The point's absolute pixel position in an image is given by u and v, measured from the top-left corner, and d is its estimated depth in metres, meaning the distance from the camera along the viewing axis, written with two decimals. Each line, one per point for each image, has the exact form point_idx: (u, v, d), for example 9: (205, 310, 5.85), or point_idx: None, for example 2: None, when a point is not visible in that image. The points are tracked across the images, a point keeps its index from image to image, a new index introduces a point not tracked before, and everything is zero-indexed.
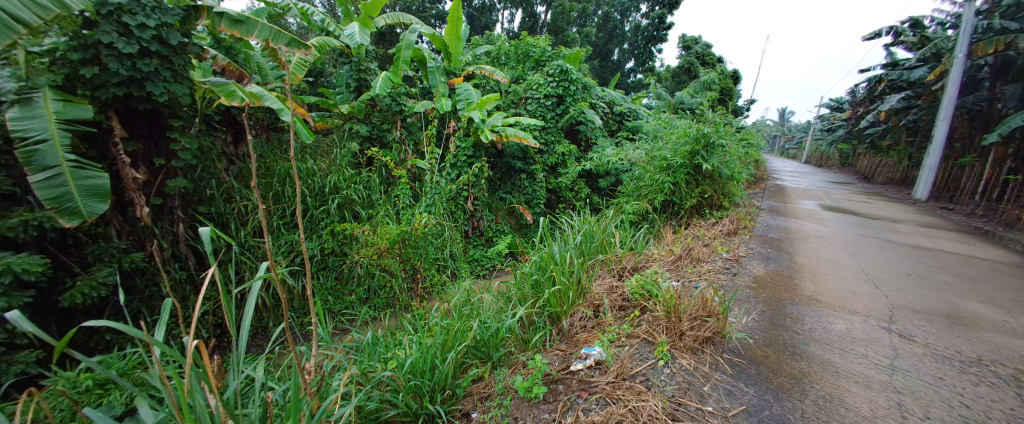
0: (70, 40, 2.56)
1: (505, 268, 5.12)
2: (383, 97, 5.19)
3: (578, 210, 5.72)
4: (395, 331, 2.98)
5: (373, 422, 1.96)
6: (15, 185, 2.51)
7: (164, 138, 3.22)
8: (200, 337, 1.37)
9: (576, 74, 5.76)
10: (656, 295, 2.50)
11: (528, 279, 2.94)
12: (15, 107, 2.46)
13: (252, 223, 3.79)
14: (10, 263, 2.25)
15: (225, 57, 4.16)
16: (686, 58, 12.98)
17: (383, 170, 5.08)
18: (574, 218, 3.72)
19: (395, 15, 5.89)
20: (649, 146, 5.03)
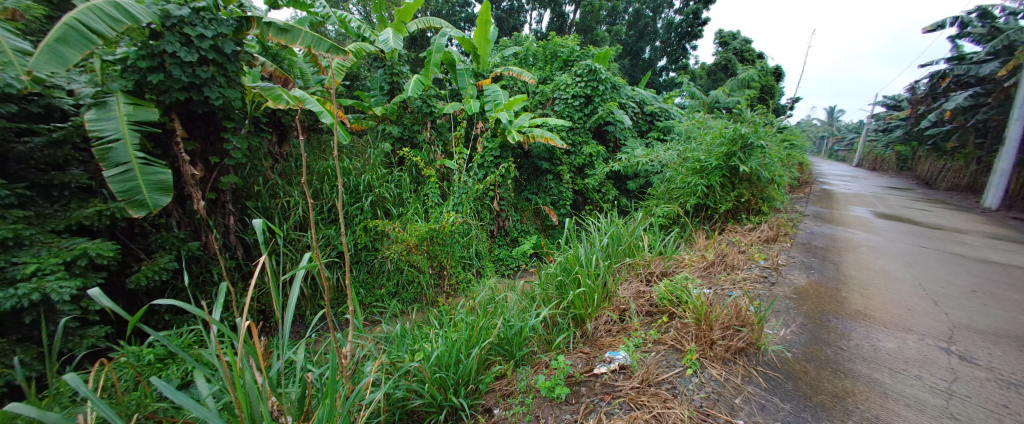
0: (140, 50, 2.79)
1: (530, 269, 5.08)
2: (414, 99, 5.28)
3: (605, 211, 5.63)
4: (422, 325, 3.03)
5: (399, 410, 2.01)
6: (92, 179, 2.80)
7: (219, 138, 3.40)
8: (250, 321, 1.50)
9: (604, 73, 5.65)
10: (686, 301, 2.42)
11: (552, 280, 2.89)
12: (92, 108, 2.68)
13: (295, 217, 3.96)
14: (86, 248, 2.45)
15: (272, 63, 4.34)
16: (723, 54, 12.50)
17: (414, 170, 5.17)
18: (602, 219, 3.66)
19: (426, 19, 5.97)
20: (681, 146, 4.88)
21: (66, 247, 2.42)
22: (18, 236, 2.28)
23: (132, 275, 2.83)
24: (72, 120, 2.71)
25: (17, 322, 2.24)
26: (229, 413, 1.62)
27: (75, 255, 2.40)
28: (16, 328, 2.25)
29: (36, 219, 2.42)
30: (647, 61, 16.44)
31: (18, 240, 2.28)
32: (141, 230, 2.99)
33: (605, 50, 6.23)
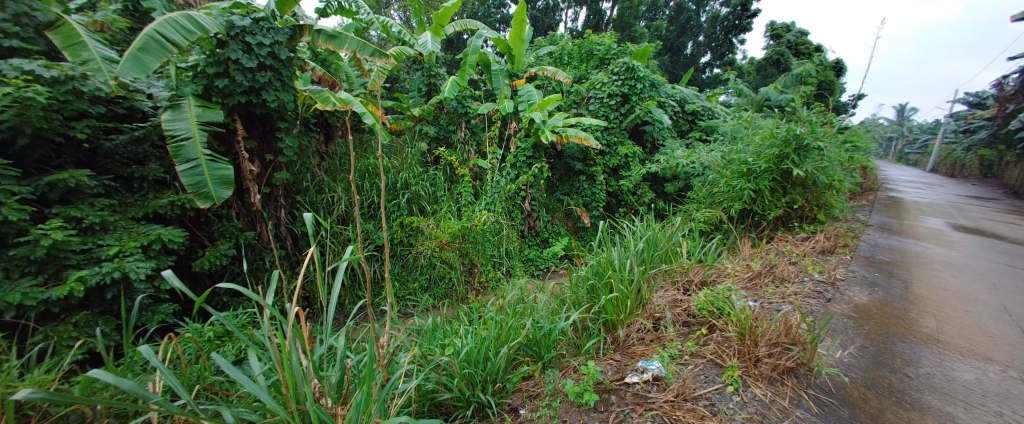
0: (209, 57, 3.13)
1: (560, 271, 5.00)
2: (450, 100, 5.36)
3: (641, 214, 5.48)
4: (452, 320, 3.07)
5: (428, 402, 2.01)
6: (167, 172, 3.12)
7: (274, 137, 3.72)
8: (298, 306, 1.57)
9: (643, 71, 5.46)
10: (728, 314, 2.30)
11: (583, 284, 2.82)
12: (168, 110, 2.99)
13: (337, 212, 4.13)
14: (160, 234, 2.78)
15: (321, 68, 4.55)
16: (776, 48, 11.74)
17: (448, 169, 5.24)
18: (638, 223, 3.55)
19: (463, 21, 6.04)
20: (726, 147, 4.63)
21: (144, 233, 2.75)
22: (105, 222, 2.62)
23: (197, 259, 3.14)
24: (151, 121, 3.04)
25: (101, 297, 2.57)
26: (275, 391, 1.70)
27: (150, 240, 2.72)
28: (99, 302, 2.57)
29: (119, 208, 2.77)
30: (691, 57, 15.75)
31: (104, 225, 2.63)
32: (207, 219, 3.30)
33: (644, 47, 6.02)
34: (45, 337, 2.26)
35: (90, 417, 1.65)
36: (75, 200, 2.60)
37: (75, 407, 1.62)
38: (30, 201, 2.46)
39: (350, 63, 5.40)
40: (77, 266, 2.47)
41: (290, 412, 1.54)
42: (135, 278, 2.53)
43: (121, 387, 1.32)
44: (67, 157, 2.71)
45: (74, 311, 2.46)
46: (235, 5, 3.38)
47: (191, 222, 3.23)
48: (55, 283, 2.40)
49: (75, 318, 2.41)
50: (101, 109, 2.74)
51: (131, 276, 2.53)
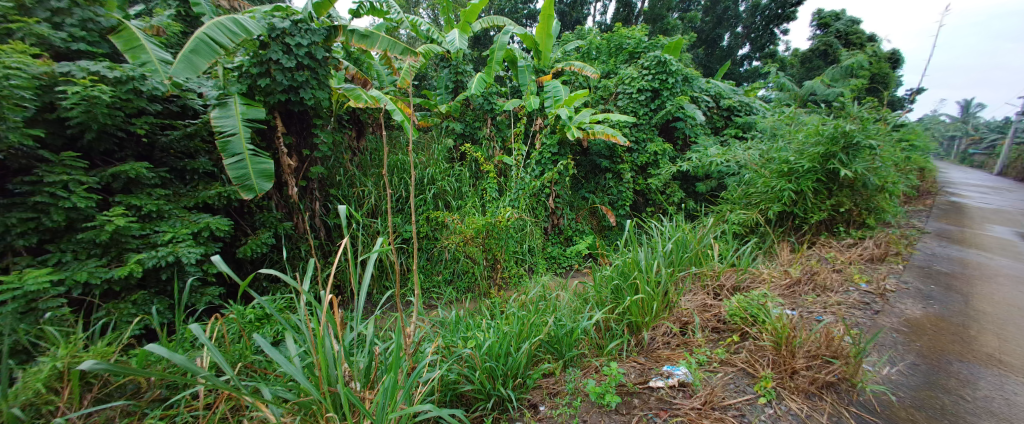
0: (253, 59, 3.36)
1: (582, 270, 4.92)
2: (476, 97, 5.38)
3: (670, 214, 5.32)
4: (474, 314, 3.09)
5: (449, 393, 2.00)
6: (215, 167, 3.42)
7: (309, 133, 3.91)
8: (331, 294, 1.67)
9: (676, 64, 5.25)
10: (763, 321, 2.21)
11: (607, 283, 2.76)
12: (216, 108, 3.17)
13: (367, 205, 4.24)
14: (209, 223, 2.96)
15: (354, 66, 4.68)
16: (822, 38, 10.92)
17: (473, 165, 5.26)
18: (666, 223, 3.45)
19: (489, 18, 6.02)
20: (764, 146, 4.46)
21: (195, 221, 2.95)
22: (160, 210, 2.85)
23: (241, 247, 3.33)
24: (201, 118, 3.27)
25: (157, 279, 2.78)
26: (310, 372, 1.78)
27: (199, 227, 2.91)
28: (156, 282, 2.79)
29: (172, 198, 3.02)
30: (727, 50, 15.07)
31: (160, 213, 2.87)
32: (251, 209, 3.53)
33: (677, 40, 5.80)
34: (107, 313, 2.46)
35: (145, 387, 1.87)
36: (134, 189, 2.84)
37: (133, 377, 1.84)
38: (96, 191, 2.72)
39: (381, 61, 5.52)
40: (136, 249, 2.68)
41: (322, 393, 1.63)
42: (186, 262, 2.70)
43: (174, 361, 1.41)
44: (128, 150, 2.95)
45: (132, 291, 2.67)
46: (277, 7, 3.52)
47: (236, 211, 3.46)
48: (117, 264, 2.60)
49: (134, 297, 2.61)
50: (157, 107, 2.99)
51: (182, 260, 2.71)
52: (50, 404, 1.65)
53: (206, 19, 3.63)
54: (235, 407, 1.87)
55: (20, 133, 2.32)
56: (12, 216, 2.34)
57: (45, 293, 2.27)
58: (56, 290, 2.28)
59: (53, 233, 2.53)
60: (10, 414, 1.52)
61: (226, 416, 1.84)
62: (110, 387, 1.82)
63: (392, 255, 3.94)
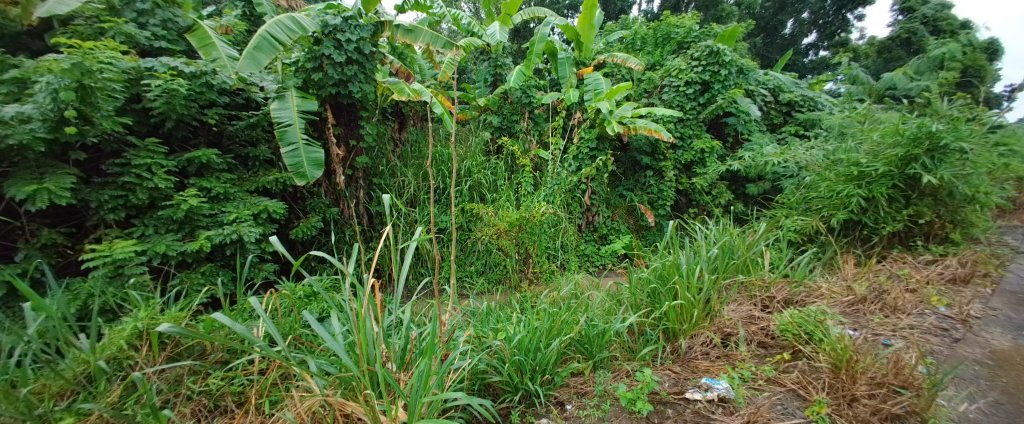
0: (307, 55, 3.53)
1: (616, 270, 4.78)
2: (514, 90, 5.37)
3: (713, 215, 5.06)
4: (505, 307, 3.09)
5: (478, 383, 2.00)
6: (273, 154, 3.60)
7: (356, 124, 4.06)
8: (373, 279, 1.75)
9: (730, 55, 4.93)
10: (820, 340, 2.06)
11: (644, 286, 2.66)
12: (276, 101, 3.37)
13: (407, 194, 4.35)
14: (267, 206, 3.17)
15: (399, 60, 4.81)
16: (904, 23, 9.16)
17: (510, 158, 5.23)
18: (711, 226, 3.27)
19: (531, 9, 5.93)
20: (830, 145, 4.12)
21: (255, 203, 3.19)
22: (227, 192, 3.13)
23: (293, 228, 3.56)
24: (262, 110, 3.49)
25: (223, 253, 3.04)
26: (352, 350, 1.86)
27: (259, 210, 3.14)
28: (222, 256, 3.05)
29: (237, 182, 3.30)
30: (789, 38, 14.04)
31: (227, 195, 3.15)
32: (302, 194, 3.75)
33: (732, 29, 5.42)
34: (181, 281, 2.76)
35: (209, 349, 2.09)
36: (205, 174, 3.14)
37: (198, 341, 2.07)
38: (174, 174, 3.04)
39: (423, 56, 5.60)
40: (206, 227, 2.97)
41: (361, 372, 1.70)
42: (246, 240, 2.92)
43: (235, 330, 1.50)
44: (201, 138, 3.27)
45: (202, 263, 2.96)
46: (328, 4, 3.65)
47: (290, 196, 3.70)
48: (190, 239, 2.90)
49: (204, 268, 2.90)
50: (226, 99, 3.26)
51: (243, 238, 2.94)
52: (131, 358, 1.92)
53: (268, 18, 3.87)
54: (284, 375, 2.02)
55: (112, 121, 2.66)
56: (106, 193, 2.68)
57: (130, 261, 2.61)
58: (139, 259, 2.62)
59: (139, 209, 2.87)
60: (96, 367, 1.79)
61: (277, 384, 2.00)
62: (180, 348, 2.06)
63: (428, 244, 4.02)
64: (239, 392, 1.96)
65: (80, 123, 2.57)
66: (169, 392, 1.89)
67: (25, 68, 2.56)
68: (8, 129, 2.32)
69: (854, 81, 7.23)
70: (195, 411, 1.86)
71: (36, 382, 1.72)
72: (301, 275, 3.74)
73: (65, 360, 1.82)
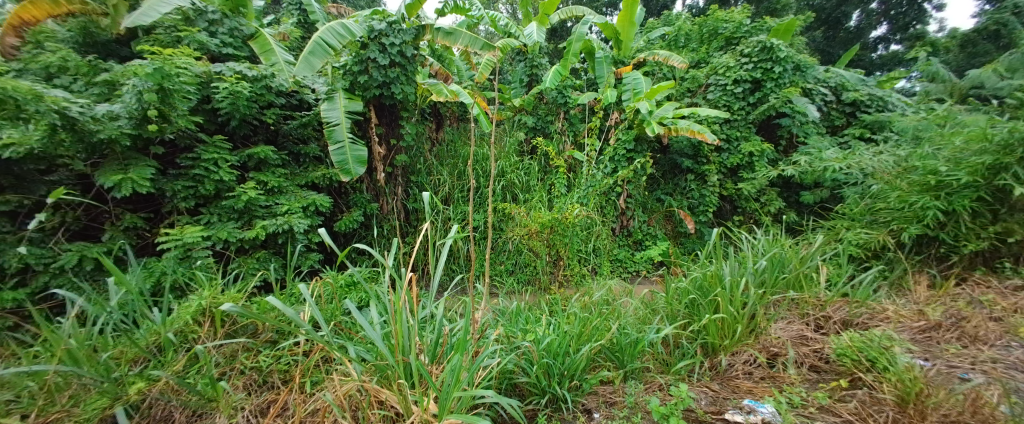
0: (354, 58, 3.68)
1: (651, 277, 4.62)
2: (550, 90, 5.34)
3: (759, 222, 4.77)
4: (535, 308, 3.06)
5: (505, 383, 1.98)
6: (322, 151, 3.77)
7: (397, 124, 4.17)
8: (410, 273, 1.82)
9: (785, 51, 4.61)
10: (885, 368, 1.88)
11: (682, 296, 2.54)
12: (326, 102, 3.53)
13: (443, 192, 4.42)
14: (315, 201, 3.32)
15: (438, 62, 4.90)
16: (993, 14, 8.18)
17: (543, 159, 5.19)
18: (759, 236, 3.08)
19: (569, 8, 5.86)
20: (897, 151, 3.78)
21: (304, 197, 3.35)
22: (280, 186, 3.32)
23: (337, 221, 3.72)
24: (313, 110, 3.66)
25: (275, 242, 3.21)
26: (388, 339, 1.92)
27: (308, 203, 3.30)
28: (274, 244, 3.22)
29: (289, 177, 3.49)
30: (854, 31, 11.26)
31: (280, 189, 3.33)
32: (346, 189, 3.91)
33: (787, 22, 5.08)
34: (239, 265, 2.96)
35: (261, 329, 2.20)
36: (263, 168, 3.35)
37: (252, 321, 2.16)
38: (236, 168, 3.28)
39: (461, 58, 5.69)
40: (262, 217, 3.15)
41: (396, 360, 1.75)
42: (296, 230, 3.07)
43: (286, 313, 1.57)
44: (261, 135, 3.50)
45: (257, 249, 3.13)
46: (374, 11, 3.85)
47: (335, 191, 3.86)
48: (247, 227, 3.09)
49: (259, 254, 3.08)
50: (282, 100, 3.49)
51: (293, 228, 3.09)
52: (195, 332, 2.07)
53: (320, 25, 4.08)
54: (325, 358, 2.10)
55: (186, 119, 2.92)
56: (178, 184, 2.93)
57: (197, 245, 2.83)
58: (205, 243, 2.83)
59: (206, 199, 3.11)
60: (166, 339, 1.95)
61: (318, 365, 2.07)
62: (236, 326, 2.18)
63: (461, 243, 4.05)
64: (285, 371, 2.06)
65: (159, 121, 2.87)
66: (225, 366, 2.03)
67: (115, 72, 2.87)
68: (100, 126, 2.65)
69: (933, 78, 6.45)
70: (247, 385, 1.98)
71: (115, 349, 1.91)
72: (344, 265, 3.88)
73: (139, 330, 2.00)
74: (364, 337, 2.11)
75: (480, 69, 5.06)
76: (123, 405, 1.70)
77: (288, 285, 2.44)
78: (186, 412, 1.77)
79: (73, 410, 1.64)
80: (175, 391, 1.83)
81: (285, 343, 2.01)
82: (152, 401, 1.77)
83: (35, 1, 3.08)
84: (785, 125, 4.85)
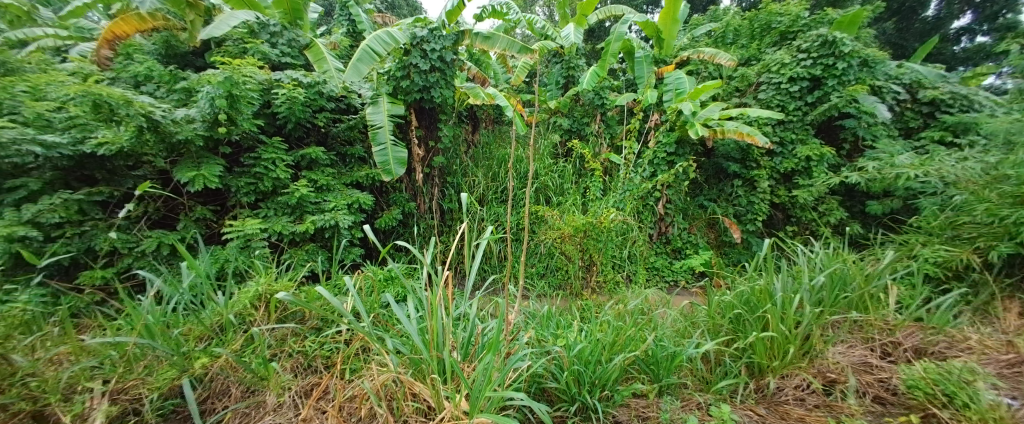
0: (398, 64, 3.80)
1: (690, 288, 4.40)
2: (587, 92, 5.26)
3: (813, 231, 4.45)
4: (567, 313, 3.00)
5: (534, 387, 1.94)
6: (366, 152, 3.89)
7: (435, 126, 4.24)
8: (447, 271, 1.83)
9: (849, 46, 4.26)
10: (969, 406, 1.67)
11: (727, 311, 2.41)
12: (371, 106, 3.65)
13: (478, 193, 4.45)
14: (358, 199, 3.43)
15: (476, 66, 4.95)
16: None
17: (578, 161, 5.10)
18: (816, 248, 2.85)
19: (608, 7, 5.74)
20: (981, 156, 3.39)
21: (350, 194, 3.48)
22: (328, 184, 3.47)
23: (378, 219, 3.84)
24: (360, 114, 3.79)
25: (323, 236, 3.35)
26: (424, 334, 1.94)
27: (353, 200, 3.41)
28: (322, 238, 3.37)
29: (337, 176, 3.64)
30: (933, 21, 9.24)
31: (329, 186, 3.48)
32: (386, 189, 4.03)
33: (854, 13, 4.71)
34: (291, 256, 3.12)
35: (308, 316, 2.29)
36: (314, 168, 3.52)
37: (301, 308, 2.27)
38: (290, 167, 3.46)
39: (498, 61, 5.73)
40: (312, 213, 3.30)
41: (430, 354, 1.77)
42: (341, 226, 3.20)
43: (331, 303, 1.69)
44: (312, 137, 3.68)
45: (307, 242, 3.28)
46: (416, 19, 3.92)
47: (377, 190, 3.99)
48: (299, 221, 3.26)
49: (308, 247, 3.23)
50: (332, 105, 3.63)
51: (339, 224, 3.22)
52: (252, 315, 2.19)
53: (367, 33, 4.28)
54: (363, 347, 2.15)
55: (251, 123, 3.13)
56: (241, 180, 3.14)
57: (256, 236, 3.02)
58: (263, 235, 3.01)
59: (264, 194, 3.32)
60: (228, 320, 2.08)
61: (358, 354, 2.13)
62: (287, 312, 2.28)
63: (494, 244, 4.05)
64: (327, 357, 2.14)
65: (228, 124, 3.08)
66: (276, 348, 2.13)
67: (192, 80, 3.15)
68: (179, 128, 2.92)
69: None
70: (294, 367, 2.07)
71: (185, 325, 2.06)
72: (383, 261, 3.99)
73: (206, 310, 2.12)
74: (402, 330, 2.14)
75: (516, 72, 5.07)
76: (189, 377, 1.84)
77: (334, 277, 2.55)
78: (242, 387, 1.91)
79: (147, 379, 1.82)
80: (232, 367, 1.95)
81: (328, 331, 2.08)
82: (213, 375, 1.91)
83: (125, 18, 3.53)
84: (850, 126, 4.49)
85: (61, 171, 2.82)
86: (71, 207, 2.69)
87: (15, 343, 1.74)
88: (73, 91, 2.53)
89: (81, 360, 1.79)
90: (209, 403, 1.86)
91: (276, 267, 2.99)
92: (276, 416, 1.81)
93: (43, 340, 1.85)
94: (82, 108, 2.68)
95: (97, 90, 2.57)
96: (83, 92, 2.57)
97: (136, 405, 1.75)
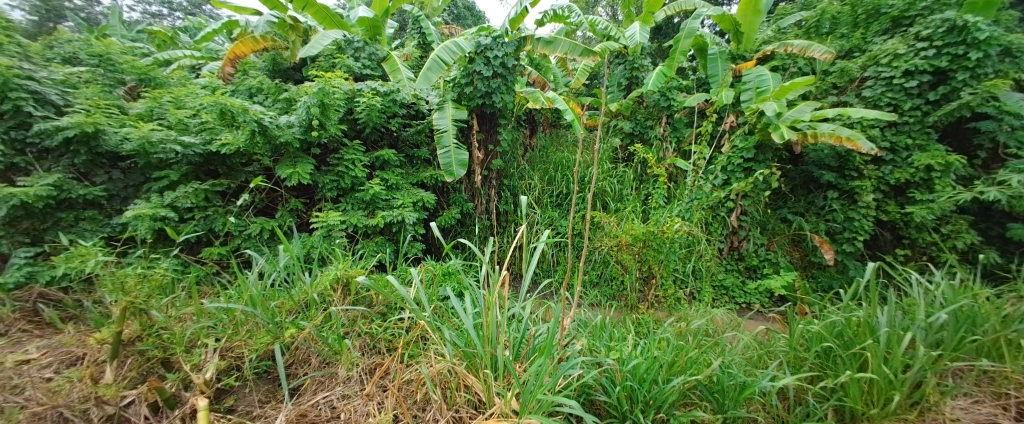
0: (462, 72, 3.91)
1: (765, 311, 3.99)
2: (652, 93, 5.03)
3: (926, 250, 3.85)
4: (623, 325, 2.86)
5: (583, 397, 1.86)
6: (431, 155, 4.04)
7: (495, 129, 4.29)
8: (503, 269, 1.83)
9: (987, 33, 3.56)
10: None
11: (811, 343, 2.16)
12: (437, 111, 3.79)
13: (534, 197, 4.42)
14: (423, 198, 3.59)
15: (536, 70, 4.97)
16: None
17: (640, 166, 4.89)
18: (936, 277, 2.42)
19: (678, 2, 5.42)
20: None
21: (415, 193, 3.63)
22: (398, 184, 3.64)
23: (438, 218, 3.97)
24: (426, 119, 3.95)
25: (391, 230, 3.53)
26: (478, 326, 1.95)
27: (418, 199, 3.56)
28: (390, 232, 3.54)
29: (405, 176, 3.82)
30: None
31: (398, 186, 3.66)
32: (448, 189, 4.14)
33: None
34: (365, 247, 3.32)
35: (375, 301, 2.41)
36: (386, 168, 3.72)
37: (371, 293, 2.39)
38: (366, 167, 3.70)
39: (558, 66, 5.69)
40: (382, 209, 3.49)
41: (485, 350, 1.78)
42: (407, 222, 3.35)
43: (401, 293, 1.79)
44: (385, 140, 3.89)
45: (377, 234, 3.47)
46: (481, 27, 4.01)
47: (438, 190, 4.13)
48: (372, 216, 3.46)
49: (377, 239, 3.41)
50: (405, 110, 3.83)
51: (405, 220, 3.37)
52: (331, 296, 2.34)
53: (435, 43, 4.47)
54: (423, 335, 2.18)
55: (337, 127, 3.39)
56: (326, 177, 3.42)
57: (337, 228, 3.24)
58: (343, 227, 3.23)
59: (344, 190, 3.56)
60: (311, 298, 2.25)
61: (417, 341, 2.18)
62: (360, 295, 2.41)
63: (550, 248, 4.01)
64: (390, 340, 2.20)
65: (320, 129, 3.37)
66: (350, 326, 2.25)
67: (294, 91, 3.50)
68: (282, 132, 3.26)
69: None
70: (363, 345, 2.17)
71: (279, 299, 2.25)
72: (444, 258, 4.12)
73: (295, 288, 2.32)
74: (457, 322, 2.16)
75: (576, 75, 4.97)
76: (280, 344, 2.03)
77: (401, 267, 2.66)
78: (320, 359, 2.06)
79: (249, 341, 2.03)
80: (314, 339, 2.11)
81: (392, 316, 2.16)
82: (298, 344, 2.07)
83: (244, 40, 4.01)
84: (987, 129, 3.78)
85: (193, 166, 3.22)
86: (199, 194, 3.09)
87: (156, 301, 2.09)
88: (206, 101, 2.96)
89: (201, 320, 2.08)
90: (293, 368, 2.05)
91: (351, 256, 3.19)
92: (346, 387, 1.92)
93: (174, 300, 2.19)
94: (211, 115, 3.10)
95: (223, 100, 2.95)
96: (213, 101, 2.98)
97: (239, 363, 1.98)
